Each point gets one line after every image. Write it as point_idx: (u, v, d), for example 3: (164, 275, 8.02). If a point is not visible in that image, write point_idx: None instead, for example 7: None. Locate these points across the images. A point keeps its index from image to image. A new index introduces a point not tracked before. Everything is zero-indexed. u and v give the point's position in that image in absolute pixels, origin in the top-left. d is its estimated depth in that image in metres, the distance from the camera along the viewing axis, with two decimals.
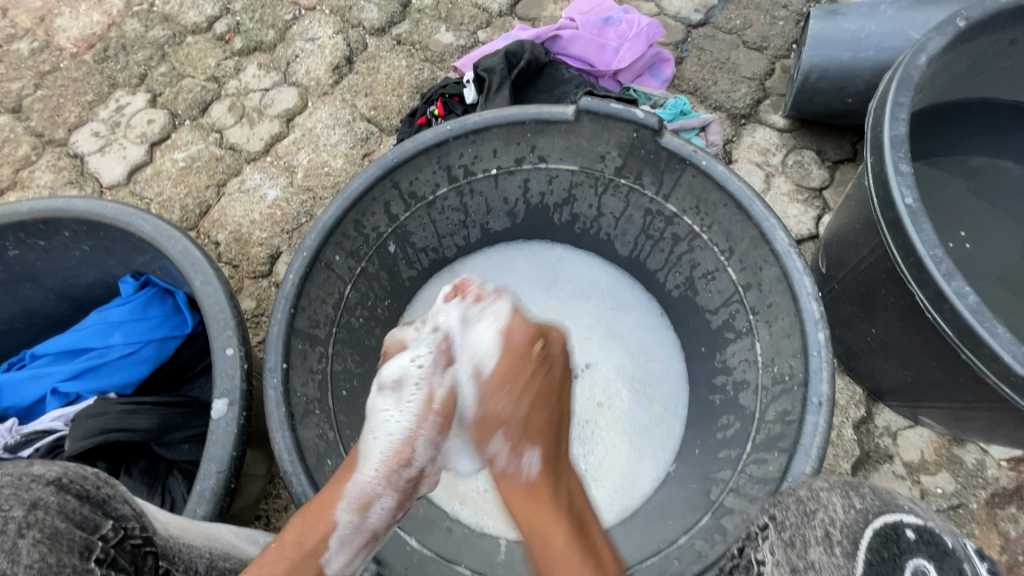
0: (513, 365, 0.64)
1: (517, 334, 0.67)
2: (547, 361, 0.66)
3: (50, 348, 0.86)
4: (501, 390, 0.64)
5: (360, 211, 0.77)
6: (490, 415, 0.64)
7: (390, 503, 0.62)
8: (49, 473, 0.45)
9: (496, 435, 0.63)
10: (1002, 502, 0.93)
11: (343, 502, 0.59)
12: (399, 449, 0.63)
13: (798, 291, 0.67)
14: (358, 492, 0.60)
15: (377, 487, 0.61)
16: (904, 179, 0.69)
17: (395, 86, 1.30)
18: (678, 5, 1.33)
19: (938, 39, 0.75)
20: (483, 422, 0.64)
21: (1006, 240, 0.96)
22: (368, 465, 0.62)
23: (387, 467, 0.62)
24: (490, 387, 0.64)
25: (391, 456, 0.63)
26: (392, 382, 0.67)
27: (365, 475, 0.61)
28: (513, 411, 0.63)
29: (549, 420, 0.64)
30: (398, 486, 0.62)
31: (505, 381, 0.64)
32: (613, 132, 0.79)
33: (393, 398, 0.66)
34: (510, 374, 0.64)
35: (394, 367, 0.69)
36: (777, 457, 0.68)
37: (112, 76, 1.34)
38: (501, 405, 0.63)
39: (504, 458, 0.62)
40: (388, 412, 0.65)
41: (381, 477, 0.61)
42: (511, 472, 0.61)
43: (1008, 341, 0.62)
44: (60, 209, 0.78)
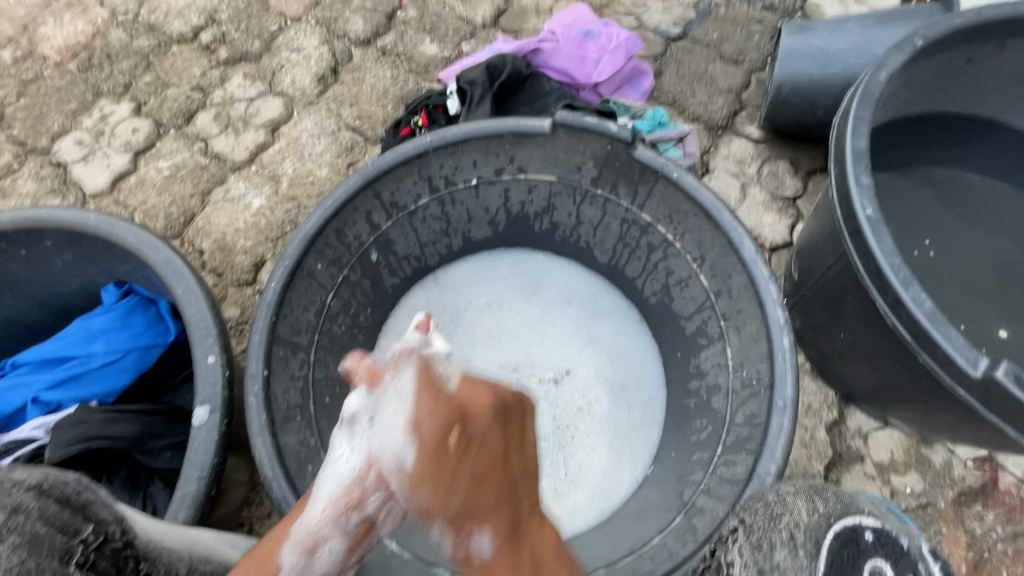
0: (433, 461, 0.57)
1: (424, 426, 0.58)
2: (469, 444, 0.58)
3: (30, 357, 0.86)
4: (422, 485, 0.58)
5: (341, 221, 0.79)
6: (430, 504, 0.60)
7: (337, 546, 0.60)
8: (29, 479, 0.45)
9: (439, 524, 0.59)
10: (969, 501, 0.96)
11: (286, 543, 0.57)
12: (350, 489, 0.59)
13: (764, 297, 0.70)
14: (304, 535, 0.58)
15: (322, 529, 0.58)
16: (864, 191, 0.72)
17: (379, 96, 1.32)
18: (657, 19, 1.36)
19: (897, 57, 0.79)
20: (422, 506, 0.59)
21: (968, 247, 1.00)
22: (316, 507, 0.60)
23: (333, 510, 0.59)
24: (415, 483, 0.58)
25: (339, 498, 0.59)
26: (349, 419, 0.62)
27: (311, 518, 0.59)
28: (447, 498, 0.57)
29: (496, 497, 0.59)
30: (347, 527, 0.60)
31: (427, 475, 0.58)
32: (589, 144, 0.82)
33: (347, 437, 0.63)
34: (429, 471, 0.58)
35: (350, 403, 0.63)
36: (745, 458, 0.70)
37: (96, 85, 1.34)
38: (427, 502, 0.59)
39: (452, 544, 0.60)
40: (342, 453, 0.62)
41: (326, 518, 0.58)
42: (464, 551, 0.59)
43: (961, 344, 0.66)
44: (42, 219, 0.78)
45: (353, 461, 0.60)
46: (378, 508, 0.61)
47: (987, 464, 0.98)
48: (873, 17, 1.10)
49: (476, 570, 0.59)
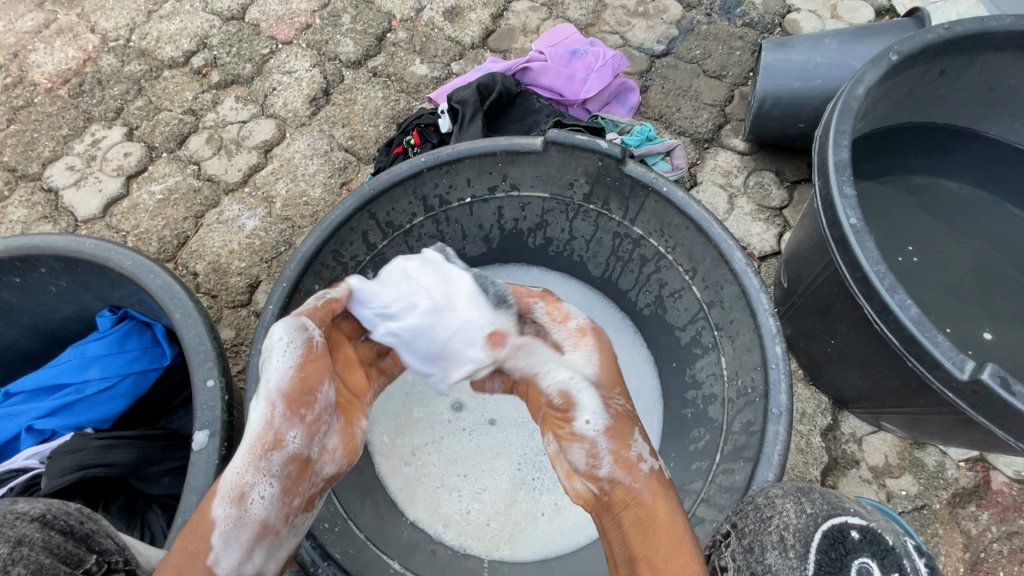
0: (614, 363, 0.67)
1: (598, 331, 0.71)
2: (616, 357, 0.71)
3: (24, 386, 0.85)
4: (617, 391, 0.64)
5: (338, 242, 0.79)
6: (624, 417, 0.63)
7: (269, 491, 0.54)
8: (32, 510, 0.45)
9: (637, 435, 0.62)
10: (963, 501, 0.97)
11: (216, 498, 0.53)
12: (262, 435, 0.54)
13: (756, 307, 0.72)
14: (229, 485, 0.53)
15: (246, 477, 0.53)
16: (848, 201, 0.75)
17: (371, 116, 1.34)
18: (641, 37, 1.40)
19: (874, 71, 0.82)
20: (617, 427, 0.62)
21: (951, 252, 1.03)
22: (234, 461, 0.54)
23: (251, 457, 0.54)
24: (608, 381, 0.65)
25: (254, 446, 0.54)
26: (260, 373, 0.59)
27: (232, 469, 0.54)
28: (632, 409, 0.65)
29: None
30: (274, 471, 0.54)
31: (615, 380, 0.65)
32: (580, 161, 0.83)
33: (259, 391, 0.57)
34: (618, 377, 0.67)
35: (263, 358, 0.60)
36: (742, 466, 0.70)
37: (88, 111, 1.35)
38: (625, 405, 0.64)
39: (649, 458, 0.61)
40: (253, 404, 0.57)
41: (247, 468, 0.53)
42: (655, 476, 0.60)
43: (947, 348, 0.67)
44: (37, 246, 0.78)
45: (262, 409, 0.56)
46: (301, 444, 0.56)
47: (979, 464, 1.00)
48: (848, 32, 1.14)
49: (652, 506, 0.58)
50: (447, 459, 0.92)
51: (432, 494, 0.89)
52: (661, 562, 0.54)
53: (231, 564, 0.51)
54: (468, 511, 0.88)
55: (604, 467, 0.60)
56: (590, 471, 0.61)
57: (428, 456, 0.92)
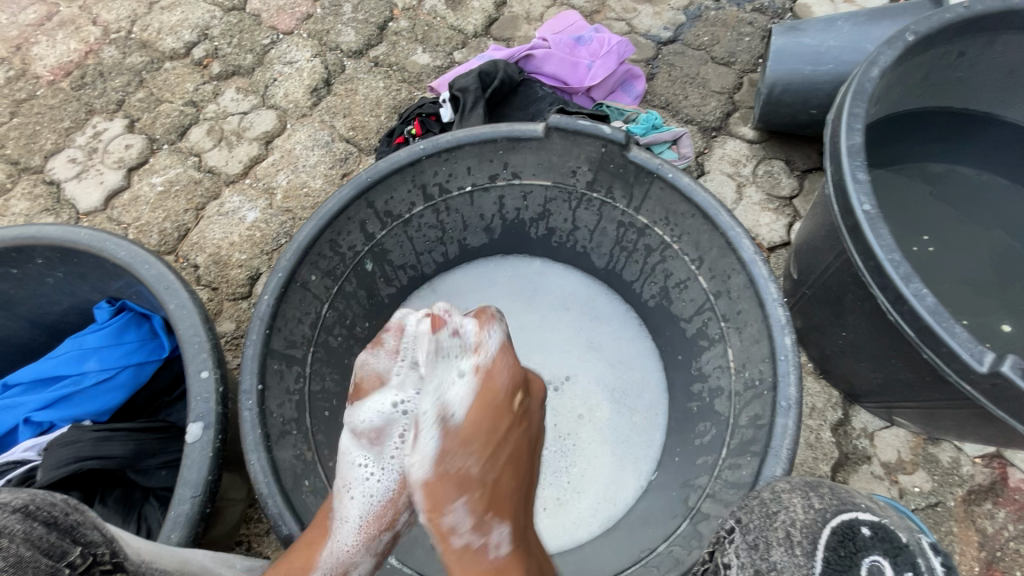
0: (490, 420, 0.65)
1: (500, 376, 0.66)
2: (525, 416, 0.68)
3: (23, 378, 0.85)
4: (468, 450, 0.64)
5: (335, 231, 0.78)
6: (451, 479, 0.64)
7: (368, 566, 0.68)
8: (15, 500, 0.44)
9: (457, 505, 0.64)
10: (979, 499, 0.94)
11: (314, 574, 0.62)
12: (382, 513, 0.69)
13: (764, 297, 0.69)
14: (332, 563, 0.64)
15: (354, 556, 0.66)
16: (861, 187, 0.72)
17: (372, 107, 1.32)
18: (647, 23, 1.37)
19: (889, 53, 0.78)
20: (438, 487, 0.64)
21: (967, 242, 1.00)
22: (343, 535, 0.66)
23: (364, 537, 0.68)
24: (460, 440, 0.64)
25: (374, 521, 0.69)
26: (371, 434, 0.70)
27: (345, 542, 0.66)
28: (473, 475, 0.64)
29: (518, 484, 0.67)
30: (376, 549, 0.69)
31: (476, 438, 0.64)
32: (583, 148, 0.81)
33: (372, 453, 0.70)
34: (478, 429, 0.64)
35: (365, 415, 0.70)
36: (749, 461, 0.69)
37: (89, 103, 1.34)
38: (468, 467, 0.64)
39: (467, 536, 0.63)
40: (367, 470, 0.70)
41: (357, 545, 0.67)
42: (466, 550, 0.64)
43: (965, 340, 0.65)
44: (32, 237, 0.78)
45: (387, 482, 0.70)
46: (404, 522, 0.71)
47: (996, 460, 0.97)
48: (862, 15, 1.10)
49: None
50: None
51: None
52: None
53: None
54: None
55: (443, 518, 0.64)
56: (447, 535, 0.65)
57: None
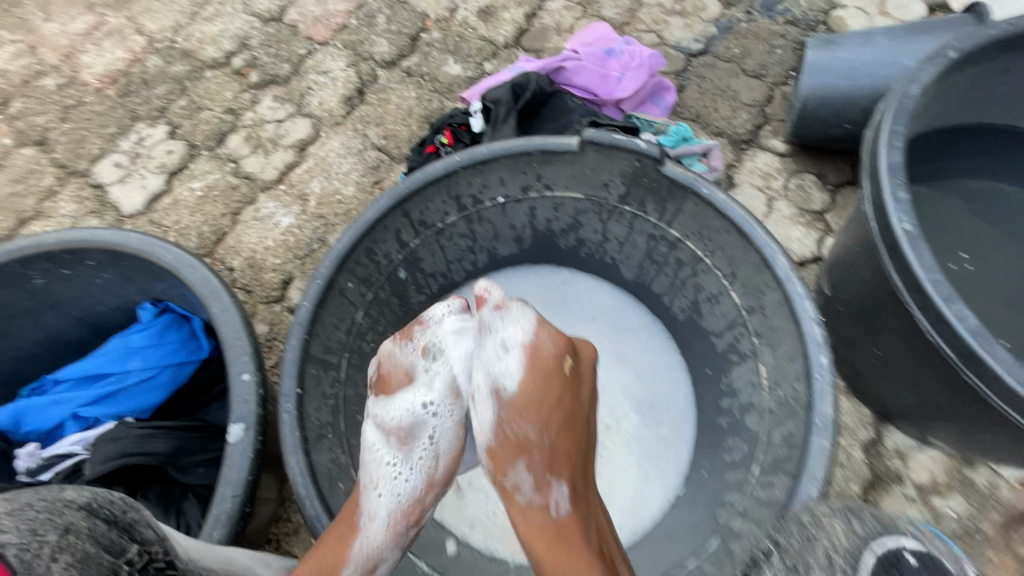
0: (543, 384, 0.69)
1: (546, 350, 0.70)
2: (573, 378, 0.71)
3: (70, 374, 0.88)
4: (525, 415, 0.69)
5: (372, 240, 0.80)
6: (511, 443, 0.69)
7: (395, 560, 0.68)
8: (79, 498, 0.46)
9: (519, 467, 0.69)
10: (1017, 525, 0.92)
11: (348, 568, 0.63)
12: (411, 507, 0.69)
13: (801, 315, 0.69)
14: (364, 557, 0.64)
15: (383, 551, 0.66)
16: (902, 206, 0.71)
17: (404, 116, 1.35)
18: (678, 35, 1.37)
19: (930, 70, 0.78)
20: (502, 451, 0.70)
21: (1008, 261, 0.97)
22: (373, 529, 0.66)
23: (393, 531, 0.67)
24: (519, 409, 0.68)
25: (399, 515, 0.68)
26: (399, 432, 0.70)
27: (372, 539, 0.65)
28: (531, 439, 0.69)
29: (573, 448, 0.71)
30: (403, 541, 0.69)
31: (531, 404, 0.69)
32: (616, 162, 0.82)
33: (399, 450, 0.70)
34: (534, 396, 0.69)
35: (395, 410, 0.70)
36: (783, 479, 0.68)
37: (134, 110, 1.39)
38: (526, 432, 0.69)
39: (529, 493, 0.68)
40: (396, 468, 0.69)
41: (387, 539, 0.67)
42: (529, 506, 0.68)
43: (1009, 363, 0.63)
44: (84, 240, 0.81)
45: (414, 480, 0.69)
46: (429, 513, 0.72)
47: None
48: (899, 30, 1.09)
49: (541, 543, 0.66)
50: None
51: (457, 495, 0.89)
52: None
53: None
54: (494, 512, 0.88)
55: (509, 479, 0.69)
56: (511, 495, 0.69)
57: None
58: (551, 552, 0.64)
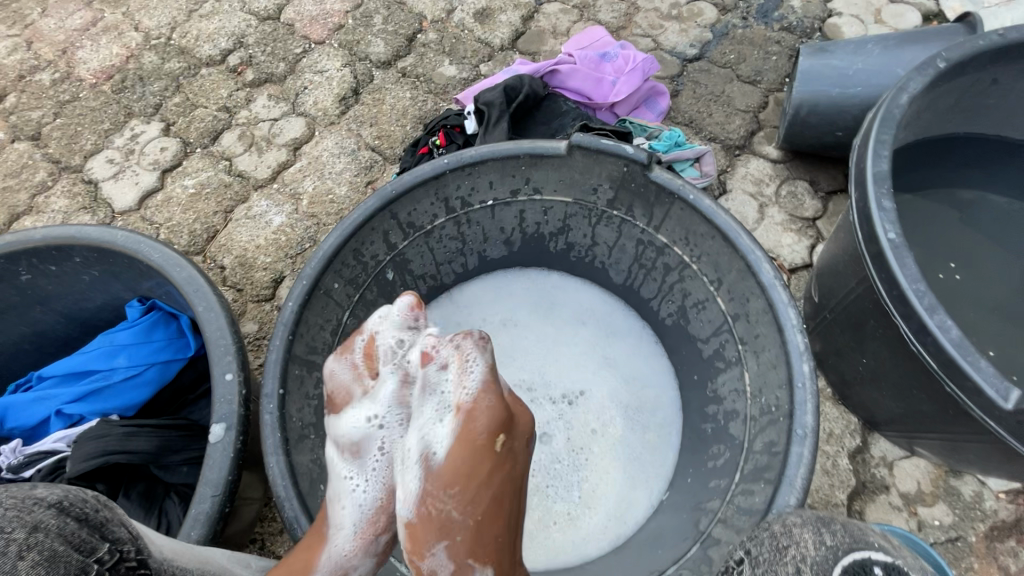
0: (468, 462, 0.61)
1: (479, 422, 0.61)
2: (507, 458, 0.62)
3: (56, 370, 0.88)
4: (449, 490, 0.61)
5: (359, 241, 0.80)
6: (430, 523, 0.61)
7: (369, 567, 0.66)
8: (50, 496, 0.45)
9: (438, 549, 0.61)
10: (1002, 536, 0.92)
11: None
12: (374, 519, 0.66)
13: (783, 323, 0.69)
14: (334, 565, 0.62)
15: (353, 560, 0.64)
16: (887, 215, 0.71)
17: (399, 116, 1.35)
18: (673, 40, 1.37)
19: (919, 79, 0.78)
20: (419, 529, 0.62)
21: (996, 272, 0.97)
22: (341, 541, 0.64)
23: (361, 541, 0.65)
24: (444, 484, 0.61)
25: (365, 527, 0.65)
26: (351, 446, 0.68)
27: (342, 549, 0.63)
28: (452, 520, 0.61)
29: (499, 536, 0.62)
30: (375, 550, 0.66)
31: (458, 478, 0.61)
32: (605, 166, 0.82)
33: (354, 464, 0.67)
34: (461, 471, 0.61)
35: (348, 428, 0.68)
36: (763, 487, 0.68)
37: (128, 106, 1.39)
38: (446, 511, 0.61)
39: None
40: (354, 481, 0.67)
41: (356, 549, 0.64)
42: None
43: (989, 375, 0.63)
44: (71, 237, 0.81)
45: (371, 489, 0.66)
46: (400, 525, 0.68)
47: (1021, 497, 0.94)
48: (893, 38, 1.09)
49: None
50: None
51: None
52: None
53: None
54: None
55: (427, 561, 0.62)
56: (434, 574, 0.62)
57: None
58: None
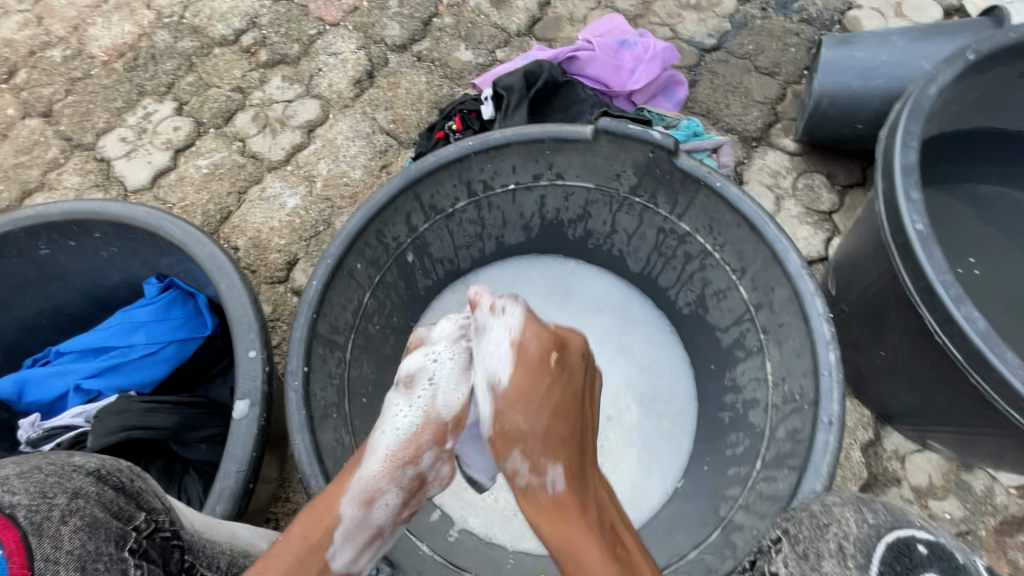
0: (531, 378, 0.64)
1: (531, 344, 0.66)
2: (564, 370, 0.65)
3: (74, 346, 0.88)
4: (517, 404, 0.63)
5: (382, 222, 0.79)
6: (509, 433, 0.63)
7: (394, 501, 0.61)
8: (88, 464, 0.46)
9: (516, 453, 0.62)
10: (1011, 530, 0.92)
11: (347, 495, 0.59)
12: (405, 446, 0.63)
13: (810, 312, 0.68)
14: (363, 486, 0.60)
15: (381, 483, 0.61)
16: (914, 206, 0.71)
17: (414, 101, 1.34)
18: (692, 30, 1.36)
19: (948, 70, 0.77)
20: (500, 439, 0.63)
21: (1015, 268, 0.97)
22: (372, 462, 0.62)
23: (391, 464, 0.62)
24: (510, 399, 0.63)
25: (396, 455, 0.63)
26: (406, 377, 0.69)
27: (370, 470, 0.61)
28: (530, 427, 0.62)
29: (571, 433, 0.63)
30: (404, 483, 0.62)
31: (521, 393, 0.64)
32: (630, 152, 0.81)
33: (405, 397, 0.67)
34: (530, 384, 0.64)
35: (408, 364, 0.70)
36: (786, 474, 0.68)
37: (141, 84, 1.38)
38: (519, 422, 0.63)
39: (525, 476, 0.61)
40: (400, 409, 0.66)
41: (384, 473, 0.61)
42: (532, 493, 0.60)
43: (1016, 366, 0.63)
44: (92, 212, 0.81)
45: (411, 419, 0.65)
46: (429, 464, 0.64)
47: None
48: (917, 31, 1.09)
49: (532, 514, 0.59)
50: None
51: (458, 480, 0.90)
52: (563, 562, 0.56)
53: (345, 560, 0.57)
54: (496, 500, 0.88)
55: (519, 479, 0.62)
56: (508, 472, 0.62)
57: None
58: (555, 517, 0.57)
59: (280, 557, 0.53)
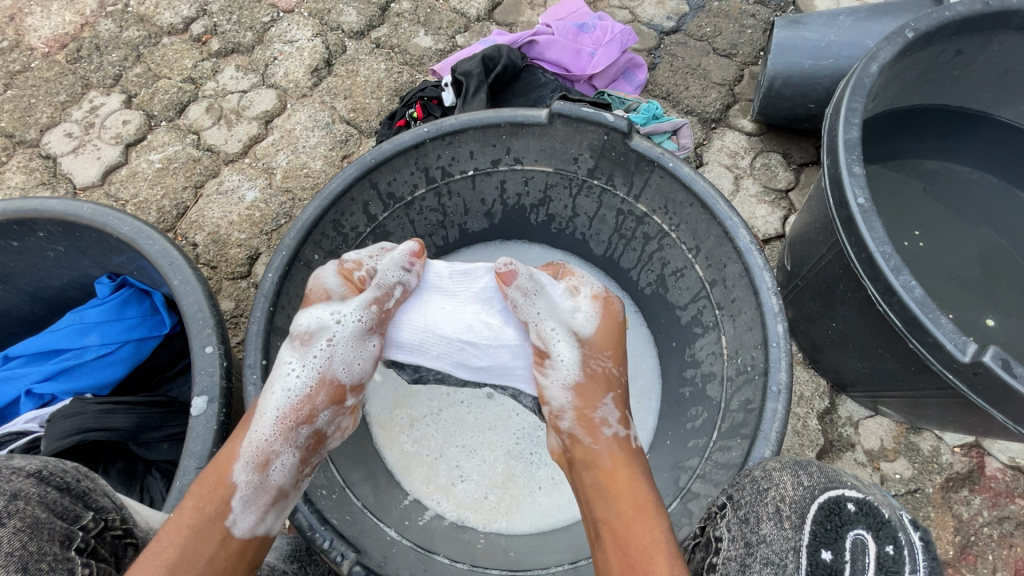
0: (615, 335, 0.69)
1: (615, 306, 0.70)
2: None
3: (24, 350, 0.85)
4: (604, 353, 0.67)
5: (339, 211, 0.79)
6: (597, 380, 0.65)
7: (291, 459, 0.59)
8: (28, 467, 0.48)
9: (606, 401, 0.65)
10: (956, 486, 0.97)
11: (239, 461, 0.57)
12: (298, 407, 0.60)
13: (759, 286, 0.71)
14: (254, 451, 0.57)
15: (274, 445, 0.58)
16: (856, 181, 0.74)
17: (374, 88, 1.31)
18: (651, 12, 1.37)
19: (889, 49, 0.79)
20: (588, 387, 0.65)
21: (956, 239, 1.02)
22: (263, 426, 0.58)
23: (282, 426, 0.59)
24: (596, 350, 0.67)
25: (288, 417, 0.59)
26: (303, 335, 0.63)
27: (261, 434, 0.58)
28: (615, 375, 0.67)
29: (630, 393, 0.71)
30: (299, 442, 0.59)
31: (609, 344, 0.68)
32: (585, 135, 0.82)
33: (298, 354, 0.62)
34: (614, 347, 0.68)
35: (310, 325, 0.63)
36: (739, 442, 0.70)
37: (85, 77, 1.32)
38: (605, 370, 0.66)
39: (615, 426, 0.63)
40: (292, 367, 0.61)
41: (277, 435, 0.58)
42: (617, 442, 0.62)
43: (950, 330, 0.67)
44: (35, 209, 0.77)
45: (305, 379, 0.60)
46: (326, 420, 0.62)
47: (974, 450, 1.00)
48: (864, 11, 1.11)
49: (610, 470, 0.60)
50: (448, 430, 0.93)
51: (429, 465, 0.91)
52: (622, 527, 0.55)
53: (247, 526, 0.55)
54: (467, 483, 0.89)
55: (568, 420, 0.64)
56: (555, 421, 0.66)
57: (428, 429, 0.93)
58: (618, 486, 0.58)
59: (178, 531, 0.53)
